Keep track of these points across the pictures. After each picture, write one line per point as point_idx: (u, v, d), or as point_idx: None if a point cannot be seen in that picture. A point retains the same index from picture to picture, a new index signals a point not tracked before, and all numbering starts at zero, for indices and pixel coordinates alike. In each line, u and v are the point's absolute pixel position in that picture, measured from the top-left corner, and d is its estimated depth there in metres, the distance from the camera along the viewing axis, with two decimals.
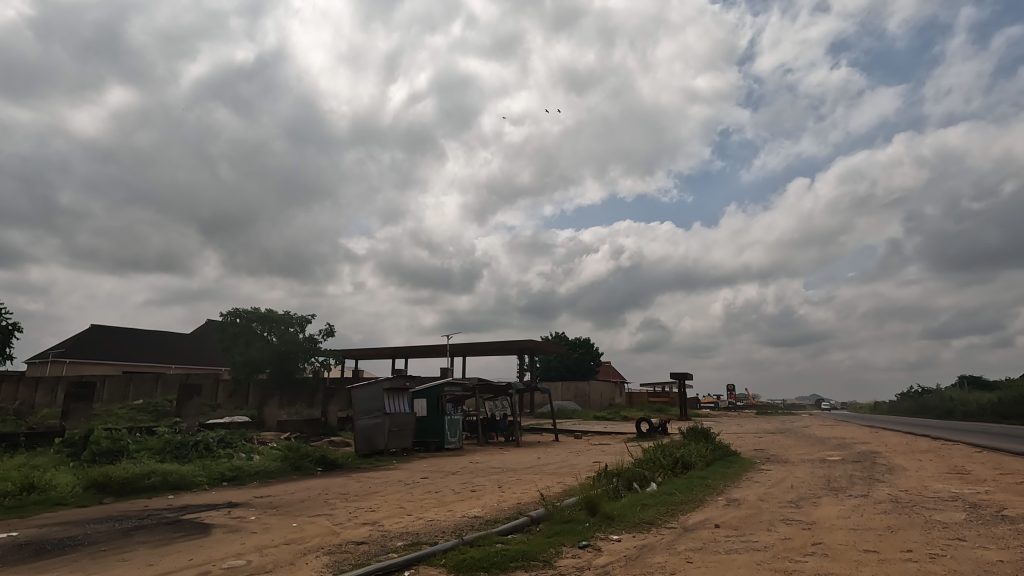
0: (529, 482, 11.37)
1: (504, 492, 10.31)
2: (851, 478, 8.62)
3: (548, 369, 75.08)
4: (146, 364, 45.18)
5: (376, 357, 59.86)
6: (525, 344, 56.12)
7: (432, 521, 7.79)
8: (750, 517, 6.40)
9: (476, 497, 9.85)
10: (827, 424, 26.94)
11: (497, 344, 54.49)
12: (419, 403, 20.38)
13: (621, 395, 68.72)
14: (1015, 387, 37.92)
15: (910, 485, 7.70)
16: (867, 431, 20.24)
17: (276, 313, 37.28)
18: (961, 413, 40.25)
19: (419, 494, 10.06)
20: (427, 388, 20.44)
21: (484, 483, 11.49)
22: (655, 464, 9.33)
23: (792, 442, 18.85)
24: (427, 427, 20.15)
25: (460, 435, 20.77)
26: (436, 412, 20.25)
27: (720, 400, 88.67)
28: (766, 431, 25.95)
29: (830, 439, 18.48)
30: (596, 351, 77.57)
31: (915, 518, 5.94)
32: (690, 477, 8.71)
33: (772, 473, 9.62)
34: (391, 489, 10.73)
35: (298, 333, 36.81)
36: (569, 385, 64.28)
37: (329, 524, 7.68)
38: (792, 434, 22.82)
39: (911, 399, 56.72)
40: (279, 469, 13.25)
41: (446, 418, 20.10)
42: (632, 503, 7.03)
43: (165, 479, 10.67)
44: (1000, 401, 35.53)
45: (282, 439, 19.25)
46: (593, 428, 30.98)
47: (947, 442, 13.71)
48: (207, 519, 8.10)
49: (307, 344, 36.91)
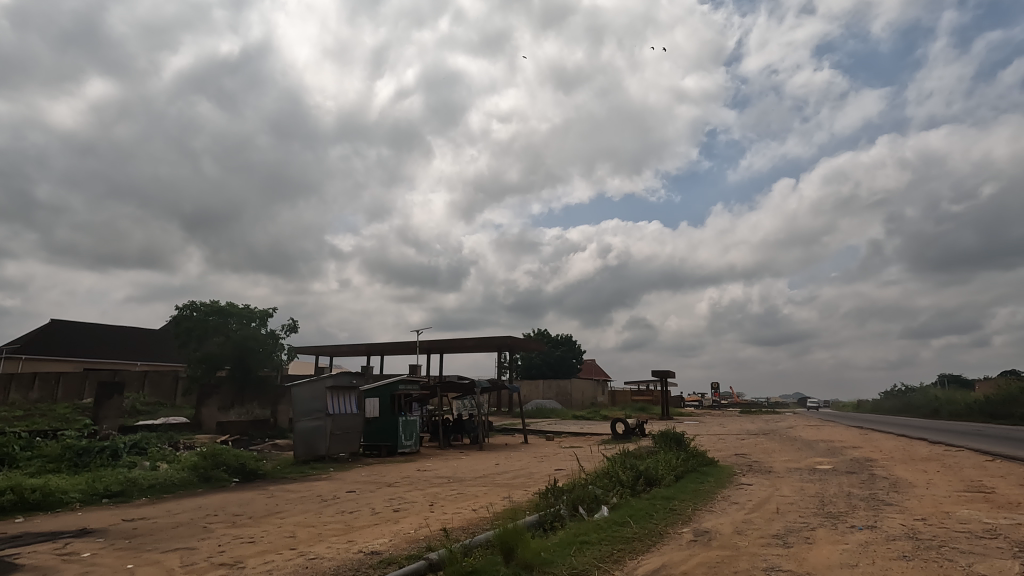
0: (469, 499, 9.56)
1: (433, 512, 8.49)
2: (850, 499, 6.95)
3: (529, 367, 73.55)
4: (111, 361, 42.64)
5: (350, 353, 57.78)
6: (505, 341, 54.43)
7: (313, 562, 5.95)
8: (721, 563, 4.68)
9: (394, 520, 8.04)
10: (813, 425, 25.59)
11: (475, 341, 52.71)
12: (371, 403, 18.54)
13: (603, 393, 67.33)
14: (1002, 386, 36.94)
15: (927, 512, 6.04)
16: (858, 433, 18.76)
17: (235, 307, 35.13)
18: (947, 412, 39.21)
19: (326, 517, 8.20)
20: (380, 387, 18.64)
21: (416, 499, 9.67)
22: (611, 481, 7.56)
23: (778, 446, 17.32)
24: (379, 429, 18.32)
25: (416, 439, 18.97)
26: (389, 413, 18.44)
27: (704, 398, 87.80)
28: (750, 432, 24.46)
29: (819, 442, 16.98)
30: (579, 348, 76.20)
31: (948, 568, 4.25)
32: (652, 499, 6.94)
33: (753, 490, 7.90)
34: (298, 509, 8.85)
35: (258, 328, 34.72)
36: (550, 383, 62.74)
37: (174, 567, 5.81)
38: (776, 436, 21.32)
39: (895, 398, 55.88)
40: (183, 481, 11.25)
41: (400, 419, 18.30)
42: (569, 542, 5.25)
43: (20, 498, 8.75)
44: (988, 400, 34.48)
45: (216, 444, 17.31)
46: (568, 428, 29.33)
47: (950, 448, 12.16)
48: (22, 558, 6.20)
49: (269, 340, 34.84)
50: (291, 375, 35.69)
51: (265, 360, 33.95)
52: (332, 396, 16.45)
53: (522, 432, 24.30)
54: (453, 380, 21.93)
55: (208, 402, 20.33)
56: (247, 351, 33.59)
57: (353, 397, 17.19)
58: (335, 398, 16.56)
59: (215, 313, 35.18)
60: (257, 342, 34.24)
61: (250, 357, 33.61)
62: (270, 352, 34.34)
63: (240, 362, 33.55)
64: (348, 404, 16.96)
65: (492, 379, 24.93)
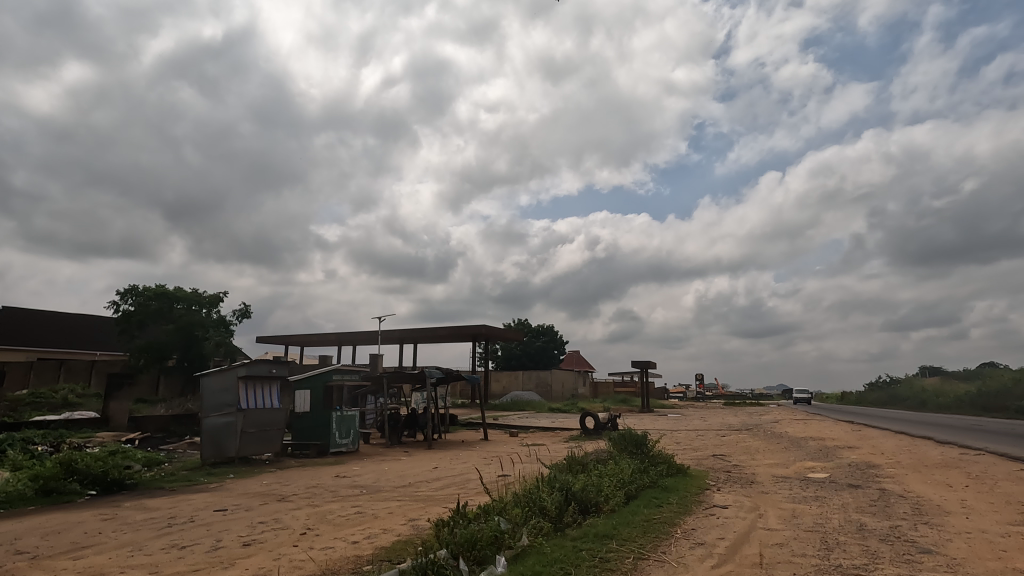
0: (360, 525, 7.28)
1: (296, 547, 6.25)
2: (866, 540, 4.78)
3: (509, 358, 71.43)
4: (68, 351, 39.66)
5: (320, 343, 55.23)
6: (480, 331, 52.09)
7: None
8: None
9: (230, 563, 5.77)
10: (800, 419, 23.64)
11: (448, 330, 50.38)
12: (301, 395, 16.21)
13: (585, 385, 65.44)
14: (994, 378, 35.46)
15: (994, 570, 3.86)
16: (848, 430, 16.88)
17: (183, 291, 32.41)
18: (936, 405, 37.71)
19: (139, 558, 5.91)
20: (312, 377, 16.31)
21: (291, 524, 7.36)
22: (527, 511, 5.37)
23: (760, 444, 15.32)
24: (309, 426, 16.01)
25: (355, 436, 16.67)
26: (322, 407, 16.15)
27: (689, 390, 86.25)
28: (732, 427, 22.43)
29: (807, 440, 15.07)
30: (561, 339, 74.27)
31: None
32: (578, 544, 4.74)
33: (728, 519, 5.73)
34: (119, 542, 6.57)
35: (208, 315, 32.11)
36: (530, 375, 60.70)
37: None
38: (760, 432, 19.33)
39: (881, 390, 54.65)
40: (11, 497, 8.77)
41: (333, 414, 16.01)
42: None
43: None
44: (980, 392, 32.91)
45: (116, 444, 14.88)
46: (537, 423, 27.21)
47: (969, 452, 10.10)
48: None
49: (220, 326, 32.40)
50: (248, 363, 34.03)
51: (217, 348, 31.50)
52: (248, 387, 14.07)
53: (484, 426, 22.05)
54: (405, 371, 19.54)
55: (118, 395, 17.76)
56: (196, 339, 31.31)
57: (276, 388, 14.84)
58: (252, 389, 14.17)
59: (159, 297, 32.08)
60: (208, 329, 31.79)
61: (202, 346, 31.23)
62: (217, 339, 31.58)
63: (191, 352, 31.28)
64: (269, 397, 14.58)
65: (452, 368, 22.46)
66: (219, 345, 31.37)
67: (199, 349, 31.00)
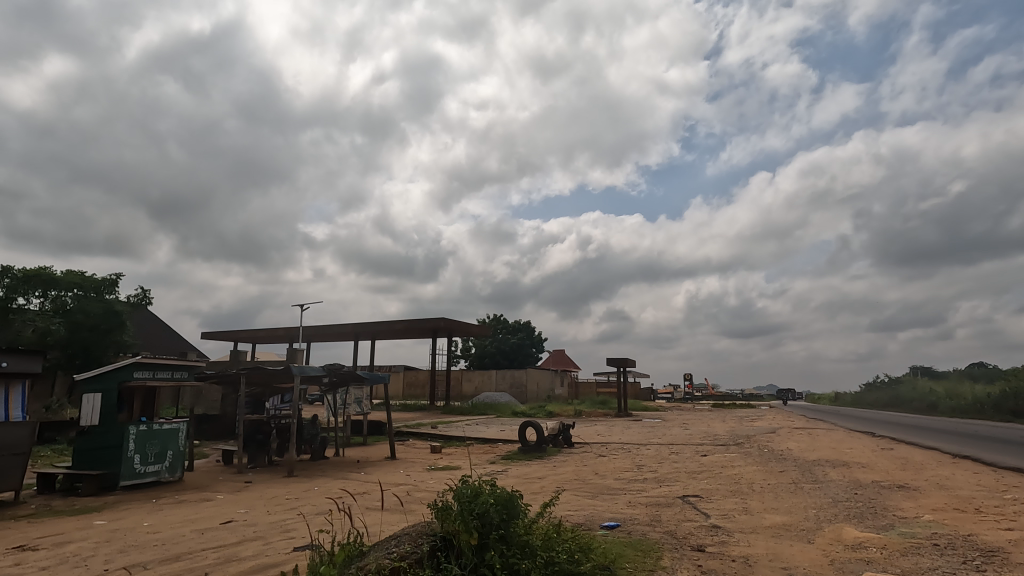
0: None
1: None
2: None
3: (482, 356, 66.35)
4: None
5: (270, 338, 49.83)
6: (444, 329, 46.85)
7: None
8: None
9: None
10: (802, 429, 18.83)
11: (406, 325, 45.23)
12: (85, 401, 11.00)
13: (563, 385, 60.67)
14: (1017, 377, 31.19)
15: None
16: (873, 449, 12.22)
17: (73, 274, 27.42)
18: (949, 407, 33.44)
19: None
20: (102, 376, 11.00)
21: None
22: None
23: (752, 473, 10.53)
24: (91, 447, 10.84)
25: (173, 460, 11.64)
26: (114, 419, 10.94)
27: (677, 390, 81.90)
28: (717, 440, 17.72)
29: (822, 467, 10.33)
30: (539, 336, 69.57)
31: None
32: None
33: None
34: None
35: (96, 301, 26.93)
36: (504, 373, 55.86)
37: None
38: (753, 449, 14.50)
39: (881, 390, 50.57)
40: None
41: (126, 430, 10.82)
42: None
43: None
44: (1008, 394, 28.53)
45: None
46: (481, 432, 22.45)
47: None
48: None
49: (107, 314, 26.79)
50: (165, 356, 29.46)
51: (34, 338, 24.79)
52: None
53: (389, 433, 17.42)
54: (261, 368, 14.25)
55: None
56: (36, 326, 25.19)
57: (22, 388, 9.69)
58: None
59: (32, 281, 26.63)
60: (74, 314, 26.00)
61: (57, 333, 25.01)
62: (35, 326, 24.74)
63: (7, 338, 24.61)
64: (4, 405, 9.43)
65: (346, 366, 17.70)
66: (37, 332, 24.73)
67: (14, 334, 24.57)
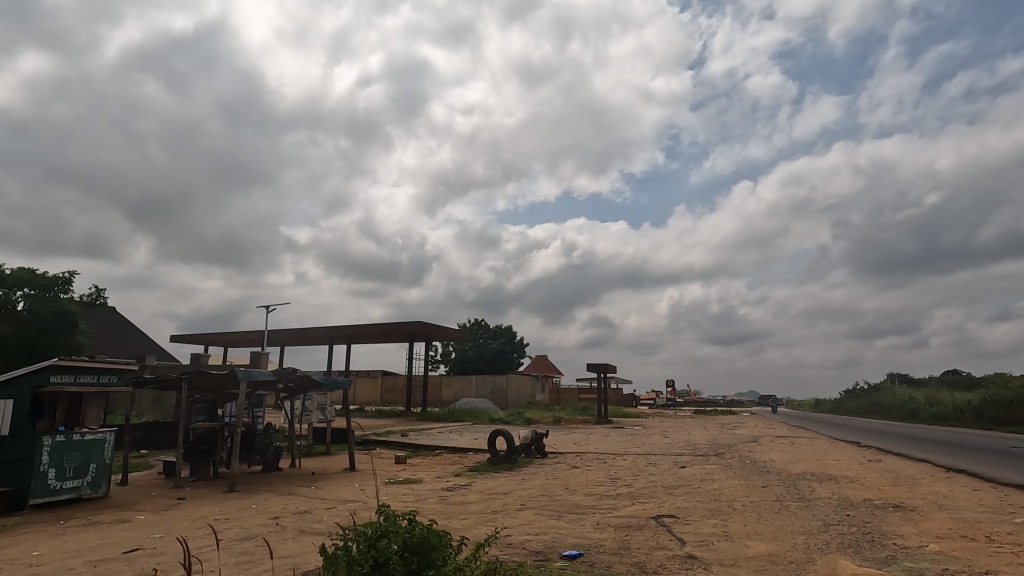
0: None
1: None
2: None
3: (462, 361, 65.20)
4: None
5: (242, 342, 48.21)
6: (422, 333, 45.67)
7: None
8: None
9: None
10: (785, 438, 18.16)
11: (383, 328, 43.99)
12: None
13: (544, 391, 59.78)
14: (997, 385, 31.04)
15: None
16: (860, 461, 11.46)
17: (23, 273, 25.90)
18: (929, 415, 33.19)
19: None
20: (14, 380, 9.81)
21: None
22: None
23: (733, 488, 9.71)
24: None
25: (97, 474, 10.49)
26: (26, 429, 9.75)
27: (659, 396, 81.55)
28: (697, 449, 16.94)
29: (808, 482, 9.54)
30: (520, 341, 68.66)
31: None
32: None
33: None
34: None
35: (46, 301, 25.39)
36: (484, 379, 54.79)
37: None
38: (734, 460, 13.72)
39: (861, 396, 50.55)
40: None
41: (38, 442, 9.64)
42: None
43: None
44: (988, 401, 28.29)
45: None
46: (453, 440, 21.45)
47: None
48: None
49: (58, 315, 25.26)
50: (122, 359, 27.92)
51: None
52: None
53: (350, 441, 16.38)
54: (206, 372, 12.63)
55: None
56: None
57: None
58: None
59: None
60: (20, 315, 24.45)
61: None
62: None
63: None
64: None
65: (304, 371, 16.58)
66: None
67: None
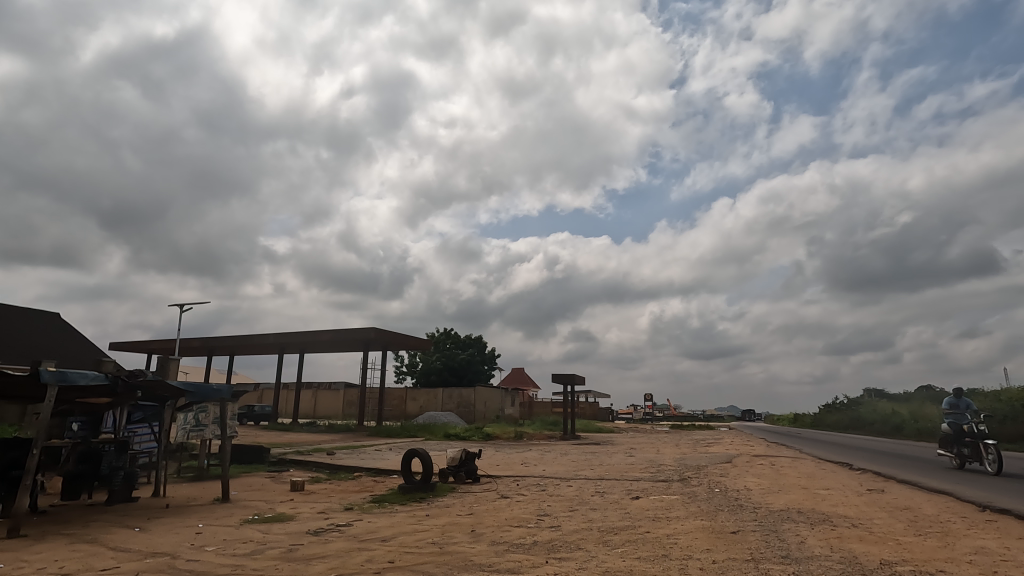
0: None
1: None
2: None
3: (429, 372, 61.92)
4: None
5: (184, 348, 44.56)
6: (378, 341, 42.34)
7: None
8: None
9: None
10: (765, 458, 15.55)
11: (335, 336, 40.77)
12: None
13: (513, 405, 56.65)
14: (986, 398, 29.03)
15: None
16: (858, 492, 8.88)
17: None
18: (916, 431, 30.99)
19: None
20: None
21: None
22: None
23: (692, 534, 6.97)
24: None
25: None
26: None
27: (637, 409, 79.07)
28: (660, 472, 14.17)
29: (796, 527, 6.81)
30: (491, 351, 65.76)
31: None
32: None
33: None
34: None
35: None
36: (449, 391, 51.59)
37: None
38: (701, 488, 11.00)
39: (841, 411, 48.55)
40: None
41: None
42: None
43: None
44: (979, 416, 26.18)
45: None
46: (385, 460, 18.49)
47: None
48: None
49: None
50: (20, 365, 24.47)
51: None
52: None
53: (227, 463, 13.30)
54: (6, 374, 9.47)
55: None
56: None
57: None
58: None
59: None
60: None
61: None
62: None
63: None
64: None
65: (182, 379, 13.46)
66: None
67: None
